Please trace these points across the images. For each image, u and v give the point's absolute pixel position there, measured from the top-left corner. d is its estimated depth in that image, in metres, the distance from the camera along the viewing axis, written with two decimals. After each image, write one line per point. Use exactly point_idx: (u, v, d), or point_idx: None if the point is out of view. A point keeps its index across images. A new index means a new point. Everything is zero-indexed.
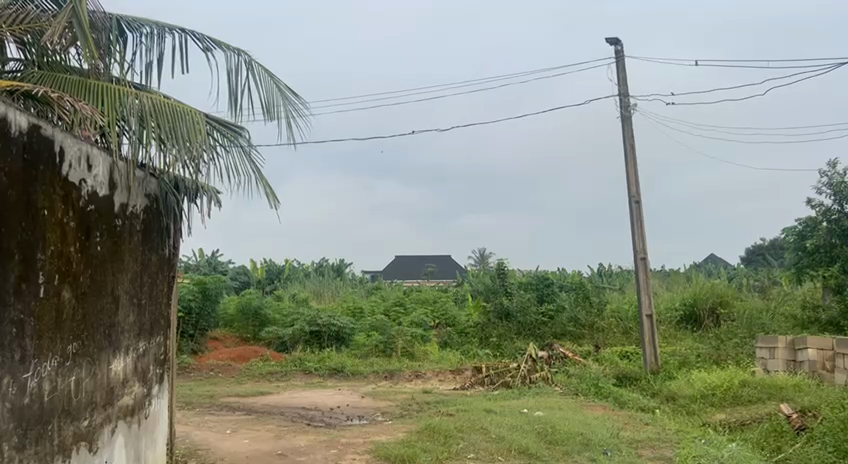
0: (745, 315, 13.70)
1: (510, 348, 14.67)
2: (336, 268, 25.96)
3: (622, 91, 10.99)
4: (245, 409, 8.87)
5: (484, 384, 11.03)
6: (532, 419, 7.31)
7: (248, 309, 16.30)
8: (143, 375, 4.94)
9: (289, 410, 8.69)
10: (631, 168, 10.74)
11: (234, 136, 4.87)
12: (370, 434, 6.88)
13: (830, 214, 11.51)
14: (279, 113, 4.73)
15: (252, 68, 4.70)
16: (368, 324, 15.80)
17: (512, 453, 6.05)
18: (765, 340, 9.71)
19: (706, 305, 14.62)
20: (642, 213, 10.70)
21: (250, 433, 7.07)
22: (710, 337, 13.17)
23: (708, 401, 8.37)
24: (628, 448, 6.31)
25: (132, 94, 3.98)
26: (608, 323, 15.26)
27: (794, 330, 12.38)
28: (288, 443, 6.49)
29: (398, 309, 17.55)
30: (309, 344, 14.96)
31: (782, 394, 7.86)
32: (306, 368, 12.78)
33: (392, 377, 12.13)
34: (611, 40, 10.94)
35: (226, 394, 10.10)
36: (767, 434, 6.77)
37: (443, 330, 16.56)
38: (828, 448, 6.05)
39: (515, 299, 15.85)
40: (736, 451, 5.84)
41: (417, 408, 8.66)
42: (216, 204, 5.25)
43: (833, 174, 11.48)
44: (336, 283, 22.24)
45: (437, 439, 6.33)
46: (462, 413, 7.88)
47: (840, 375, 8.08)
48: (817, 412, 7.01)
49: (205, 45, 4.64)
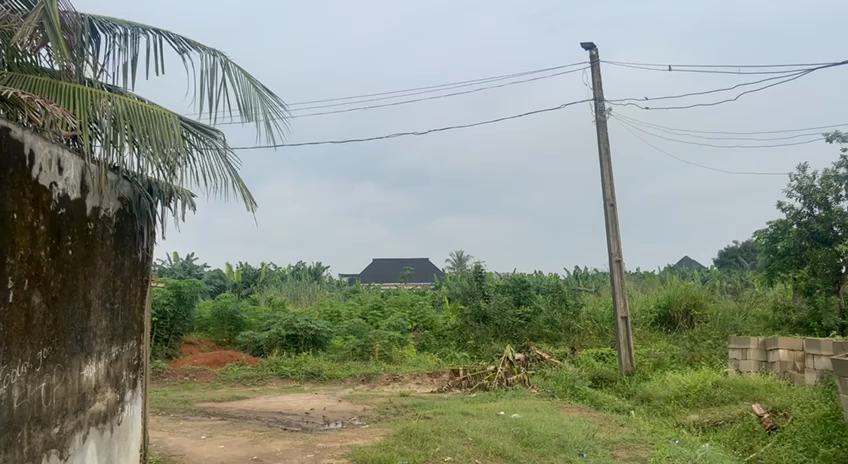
0: (718, 317, 13.90)
1: (487, 351, 14.74)
2: (312, 272, 25.84)
3: (597, 95, 11.09)
4: (220, 414, 8.78)
5: (461, 387, 11.05)
6: (509, 421, 7.34)
7: (224, 313, 16.17)
8: (115, 381, 4.88)
9: (265, 415, 8.63)
10: (606, 172, 10.84)
11: (209, 138, 4.83)
12: (347, 438, 6.86)
13: (800, 217, 11.68)
14: (257, 114, 4.71)
15: (229, 69, 4.69)
16: (344, 328, 15.75)
17: (489, 455, 6.06)
18: (739, 341, 9.86)
19: (680, 307, 14.81)
20: (617, 216, 10.80)
21: (225, 438, 7.00)
22: (684, 338, 13.35)
23: (683, 402, 8.46)
24: (602, 450, 6.36)
25: (105, 96, 3.93)
26: (584, 325, 15.37)
27: (766, 331, 12.58)
28: (264, 448, 6.44)
29: (376, 312, 17.51)
30: (286, 348, 14.85)
31: (754, 394, 7.97)
32: (283, 372, 12.69)
33: (369, 380, 12.10)
34: (585, 45, 11.04)
35: (201, 399, 9.99)
36: (740, 434, 6.87)
37: (420, 333, 16.57)
38: (799, 447, 6.17)
39: (492, 302, 15.88)
40: (709, 452, 5.95)
41: (395, 411, 8.65)
42: (190, 207, 5.20)
43: (802, 178, 11.69)
44: (313, 287, 22.13)
45: (414, 443, 6.32)
46: (439, 416, 7.89)
47: (810, 375, 8.23)
48: (787, 413, 7.14)
49: (181, 46, 4.62)
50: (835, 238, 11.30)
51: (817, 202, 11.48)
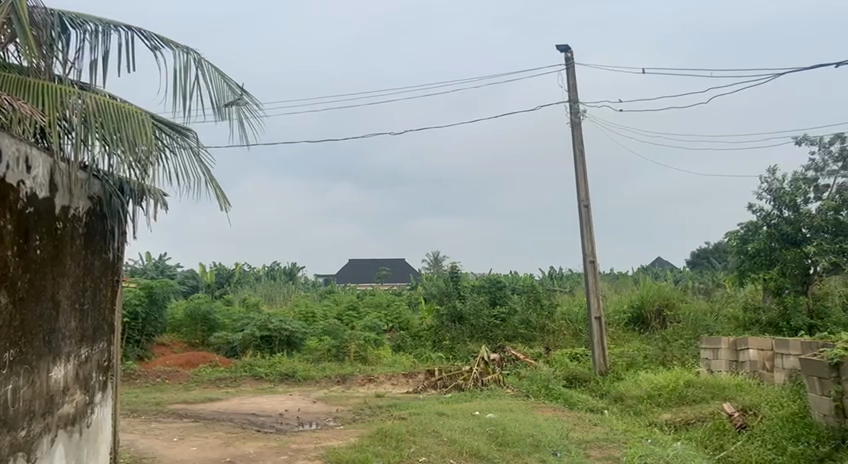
0: (690, 317, 14.10)
1: (462, 352, 14.77)
2: (287, 272, 25.68)
3: (571, 97, 11.18)
4: (193, 416, 8.68)
5: (436, 387, 11.05)
6: (483, 421, 7.36)
7: (197, 314, 16.00)
8: (85, 383, 4.79)
9: (239, 417, 8.56)
10: (580, 173, 10.93)
11: (181, 138, 4.77)
12: (321, 439, 6.82)
13: (770, 219, 11.86)
14: (231, 113, 4.67)
15: (202, 67, 4.64)
16: (320, 328, 15.68)
17: (464, 455, 6.07)
18: (710, 341, 9.99)
19: (653, 307, 14.97)
20: (591, 217, 10.89)
21: (198, 440, 6.93)
22: (657, 338, 13.51)
23: (655, 401, 8.56)
24: (576, 449, 6.41)
25: (75, 93, 3.87)
26: (559, 326, 15.48)
27: (736, 331, 12.79)
28: (237, 450, 6.39)
29: (351, 313, 17.45)
30: (260, 349, 14.75)
31: (725, 393, 8.10)
32: (256, 373, 12.60)
33: (344, 381, 12.06)
34: (560, 47, 11.12)
35: (174, 401, 9.87)
36: (711, 433, 6.97)
37: (396, 333, 16.57)
38: (768, 445, 6.27)
39: (468, 302, 15.91)
40: (680, 450, 6.02)
41: (370, 412, 8.63)
42: (163, 207, 5.14)
43: (772, 180, 11.89)
44: (288, 287, 21.99)
45: (389, 443, 6.32)
46: (414, 416, 7.90)
47: (780, 374, 8.37)
48: (757, 411, 7.25)
49: (153, 43, 4.56)
50: (803, 239, 11.51)
51: (786, 204, 11.67)
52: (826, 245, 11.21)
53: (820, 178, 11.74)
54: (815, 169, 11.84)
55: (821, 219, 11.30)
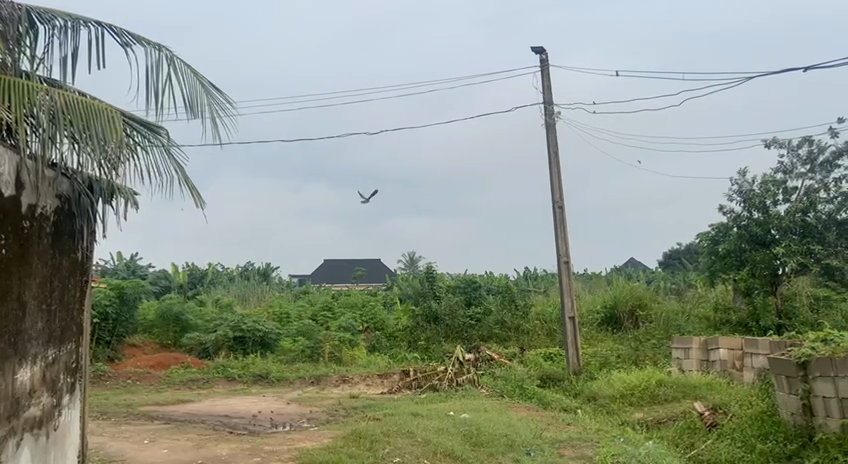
0: (662, 317, 14.27)
1: (438, 352, 14.78)
2: (262, 272, 25.50)
3: (546, 99, 11.24)
4: (164, 418, 8.57)
5: (411, 388, 11.04)
6: (457, 421, 7.37)
7: (169, 314, 15.79)
8: (52, 385, 4.71)
9: (211, 419, 8.47)
10: (554, 174, 10.99)
11: (153, 136, 4.71)
12: (294, 441, 6.77)
13: (740, 220, 12.04)
14: (204, 111, 4.62)
15: (174, 64, 4.58)
16: (294, 329, 15.57)
17: (437, 455, 6.07)
18: (681, 341, 10.11)
19: (626, 307, 15.11)
20: (565, 218, 10.97)
21: (168, 442, 6.84)
22: (629, 338, 13.65)
23: (627, 401, 8.63)
24: (549, 448, 6.44)
25: (43, 89, 3.79)
26: (533, 326, 15.58)
27: (707, 331, 12.96)
28: (208, 452, 6.31)
29: (326, 313, 17.36)
30: (233, 350, 14.62)
31: (696, 392, 8.21)
32: (229, 374, 12.48)
33: (318, 382, 12.00)
34: (535, 48, 11.18)
35: (145, 402, 9.74)
36: (682, 432, 7.05)
37: (371, 334, 16.53)
38: (737, 443, 6.36)
39: (443, 303, 15.95)
40: (652, 449, 6.10)
41: (344, 413, 8.59)
42: (134, 206, 5.06)
43: (743, 182, 12.08)
44: (262, 287, 21.84)
45: (363, 445, 6.29)
46: (389, 417, 7.88)
47: (749, 373, 8.51)
48: (727, 410, 7.35)
49: (124, 39, 4.50)
50: (773, 240, 11.71)
51: (756, 206, 11.85)
52: (795, 246, 11.47)
53: (789, 180, 11.95)
54: (783, 171, 12.05)
55: (790, 220, 11.54)
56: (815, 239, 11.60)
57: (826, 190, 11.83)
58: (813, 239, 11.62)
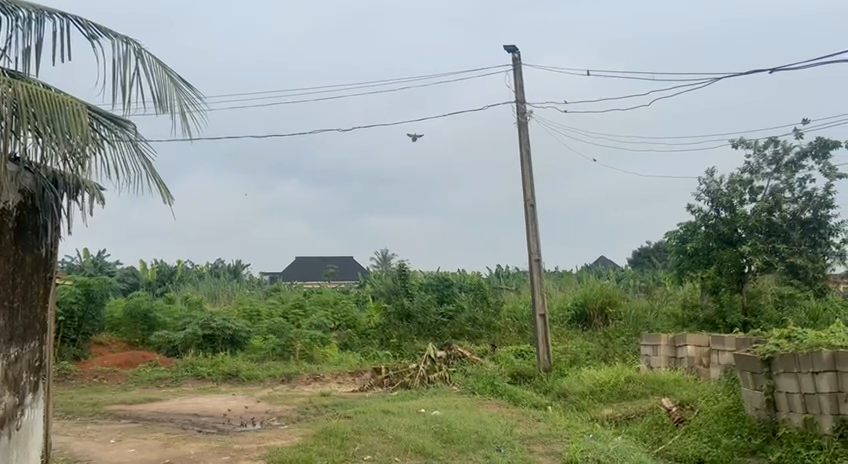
0: (631, 315, 14.45)
1: (410, 349, 14.78)
2: (232, 270, 25.26)
3: (518, 97, 11.30)
4: (131, 417, 8.45)
5: (383, 385, 11.01)
6: (428, 419, 7.36)
7: (137, 312, 15.55)
8: (14, 383, 4.61)
9: (179, 417, 8.36)
10: (526, 172, 11.06)
11: (120, 130, 4.63)
12: (264, 439, 6.71)
13: (708, 219, 12.27)
14: (173, 106, 4.57)
15: (142, 57, 4.52)
16: (264, 327, 15.44)
17: (409, 453, 6.08)
18: (650, 338, 10.25)
19: (595, 304, 15.27)
20: (536, 216, 11.04)
21: (135, 442, 6.73)
22: (599, 335, 13.78)
23: (596, 397, 8.71)
24: (519, 445, 6.48)
25: (5, 82, 3.70)
26: (505, 323, 15.65)
27: (675, 328, 13.15)
28: (176, 451, 6.23)
29: (298, 311, 17.24)
30: (202, 348, 14.44)
31: (664, 389, 8.33)
32: (198, 373, 12.35)
33: (288, 380, 11.93)
34: (507, 47, 11.22)
35: (111, 401, 9.58)
36: (650, 428, 7.15)
37: (343, 332, 16.46)
38: (703, 438, 6.46)
39: (415, 300, 15.94)
40: (620, 445, 6.18)
41: (315, 411, 8.54)
42: (100, 201, 4.97)
43: (710, 182, 12.29)
44: (232, 285, 21.62)
45: (334, 443, 6.26)
46: (360, 415, 7.86)
47: (715, 370, 8.65)
48: (693, 406, 7.47)
49: (90, 32, 4.43)
50: (739, 239, 11.95)
51: (723, 205, 12.07)
52: (760, 245, 11.72)
53: (756, 180, 12.18)
54: (750, 171, 12.27)
55: (756, 220, 11.80)
56: (780, 239, 11.92)
57: (790, 190, 12.09)
58: (778, 238, 11.94)
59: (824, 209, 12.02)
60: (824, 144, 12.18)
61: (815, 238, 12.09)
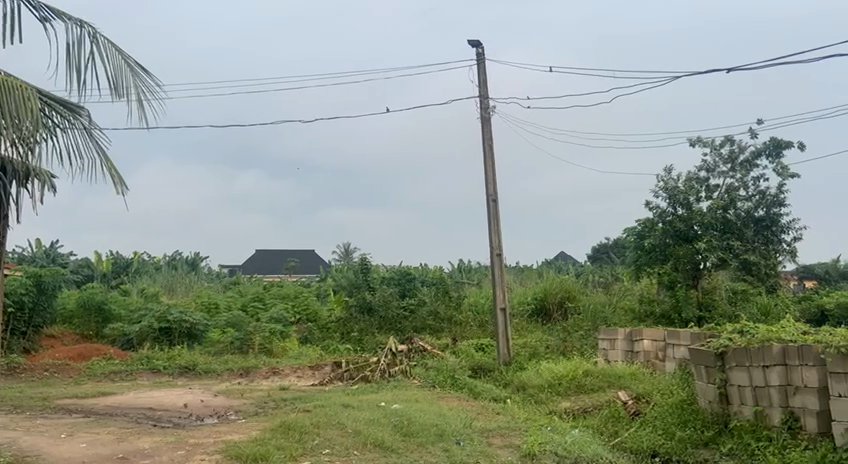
0: (589, 308, 14.69)
1: (371, 343, 14.74)
2: (190, 262, 24.86)
3: (482, 92, 11.32)
4: (83, 411, 8.25)
5: (343, 379, 10.96)
6: (388, 412, 7.34)
7: (91, 304, 15.20)
8: None
9: (134, 412, 8.19)
10: (489, 168, 11.10)
11: (73, 116, 4.51)
12: (221, 434, 6.61)
13: (665, 216, 12.41)
14: (128, 93, 4.58)
15: (97, 42, 4.50)
16: (223, 320, 15.23)
17: (368, 446, 6.06)
18: (607, 333, 10.43)
19: (555, 299, 15.47)
20: (498, 212, 11.10)
21: (87, 437, 6.56)
22: (558, 329, 13.94)
23: (554, 390, 8.82)
24: (479, 438, 6.51)
25: None
26: (465, 317, 15.71)
27: (632, 322, 13.42)
28: (129, 446, 6.10)
29: (257, 304, 17.06)
30: (158, 341, 14.17)
31: (620, 382, 8.47)
32: (154, 366, 12.11)
33: (247, 374, 11.78)
34: (472, 43, 11.24)
35: (62, 396, 9.32)
36: (606, 420, 7.25)
37: (303, 326, 16.36)
38: (657, 431, 6.58)
39: (377, 294, 15.89)
40: (577, 437, 6.26)
41: (273, 406, 8.46)
42: (50, 189, 4.83)
43: (668, 179, 12.50)
44: (190, 278, 21.27)
45: (291, 436, 6.21)
46: (319, 409, 7.81)
47: (670, 363, 8.81)
48: (648, 399, 7.60)
49: (42, 13, 4.30)
50: (695, 235, 12.12)
51: (681, 202, 12.24)
52: (715, 241, 11.91)
53: (712, 178, 12.44)
54: (707, 169, 12.52)
55: (711, 217, 12.01)
56: (735, 235, 12.15)
57: (745, 188, 12.37)
58: (733, 235, 12.16)
59: (776, 208, 12.39)
60: (777, 144, 12.50)
61: (767, 235, 12.43)
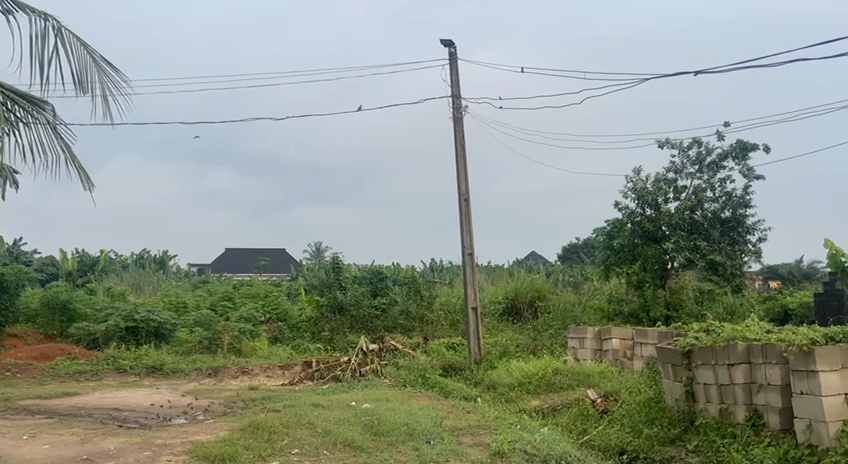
0: (559, 308, 14.81)
1: (341, 342, 14.69)
2: (158, 261, 24.51)
3: (454, 92, 11.36)
4: (46, 412, 8.08)
5: (313, 379, 10.89)
6: (358, 412, 7.29)
7: (55, 303, 14.89)
8: None
9: (99, 412, 8.05)
10: (461, 168, 11.13)
11: (35, 112, 4.54)
12: (189, 434, 6.53)
13: (633, 217, 12.56)
14: (92, 88, 4.63)
15: (61, 35, 4.56)
16: (191, 319, 15.03)
17: (337, 445, 6.03)
18: (576, 331, 10.53)
19: (525, 298, 15.55)
20: (470, 210, 11.13)
21: (49, 438, 6.43)
22: (528, 328, 14.03)
23: (524, 389, 8.87)
24: (449, 436, 6.53)
25: None
26: (437, 316, 15.79)
27: (601, 322, 13.61)
28: (94, 447, 6.00)
29: (226, 303, 16.90)
30: (124, 341, 13.95)
31: (590, 380, 8.55)
32: (120, 366, 11.92)
33: (215, 374, 11.66)
34: (445, 42, 11.27)
35: (23, 396, 9.12)
36: (575, 418, 7.32)
37: (273, 325, 16.28)
38: (626, 429, 6.66)
39: (349, 293, 15.84)
40: (546, 435, 6.32)
41: (243, 405, 8.39)
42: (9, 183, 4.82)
43: (637, 180, 12.66)
44: (158, 276, 20.97)
45: (260, 436, 6.15)
46: (289, 409, 7.75)
47: (638, 362, 8.92)
48: (617, 397, 7.68)
49: (4, 7, 4.27)
50: (663, 236, 12.30)
51: (649, 203, 12.42)
52: (683, 242, 12.10)
53: (679, 179, 12.63)
54: (675, 171, 12.71)
55: (679, 218, 12.19)
56: (701, 236, 12.35)
57: (711, 190, 12.57)
58: (699, 235, 12.35)
59: (742, 209, 12.49)
60: (744, 146, 12.72)
61: (733, 236, 12.57)
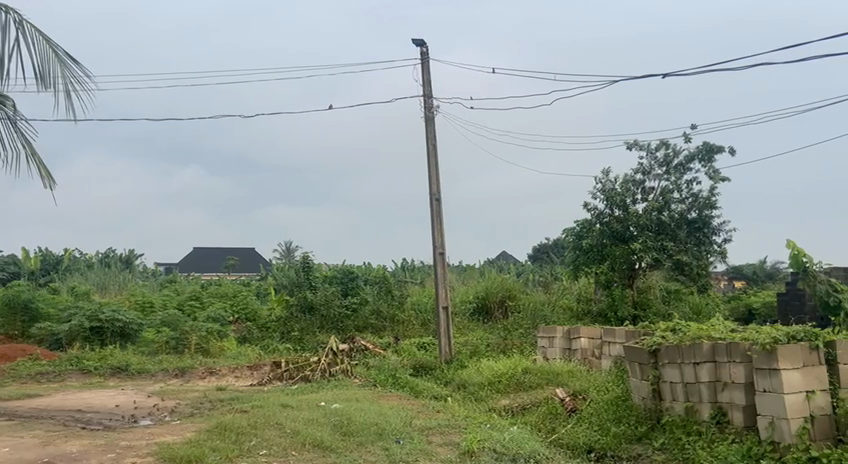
0: (529, 308, 14.91)
1: (311, 342, 14.60)
2: (124, 260, 24.08)
3: (426, 91, 11.35)
4: (4, 414, 7.89)
5: (282, 379, 10.81)
6: (328, 412, 7.25)
7: (17, 303, 14.55)
8: None
9: (60, 414, 7.89)
10: (433, 168, 11.13)
11: None
12: (154, 435, 6.44)
13: (602, 217, 12.69)
14: (54, 83, 4.55)
15: (22, 28, 4.47)
16: (158, 319, 14.81)
17: (306, 446, 5.99)
18: (546, 330, 10.60)
19: (496, 297, 15.61)
20: (441, 210, 11.14)
21: (9, 441, 6.28)
22: (498, 328, 14.08)
23: (494, 388, 8.91)
24: (418, 436, 6.53)
25: None
26: (408, 316, 15.75)
27: (570, 321, 13.78)
28: (55, 450, 5.88)
29: (194, 303, 16.66)
30: (89, 341, 13.70)
31: (559, 379, 8.60)
32: (83, 367, 11.69)
33: (182, 375, 11.49)
34: (416, 41, 11.26)
35: None
36: (544, 417, 7.37)
37: (242, 325, 16.12)
38: (593, 427, 6.73)
39: (318, 292, 15.74)
40: (516, 434, 6.36)
41: (209, 406, 8.26)
42: None
43: (606, 181, 12.80)
44: (125, 276, 20.60)
45: (227, 438, 6.07)
46: (257, 409, 7.69)
47: (606, 360, 9.02)
48: (585, 396, 7.74)
49: None
50: (631, 236, 12.45)
51: (617, 203, 12.52)
52: (650, 242, 12.26)
53: (647, 180, 12.80)
54: (642, 172, 12.87)
55: (646, 218, 12.33)
56: (668, 236, 12.50)
57: (678, 191, 12.75)
58: (667, 236, 12.50)
59: (708, 210, 12.60)
60: (710, 149, 12.92)
61: (700, 236, 12.71)
